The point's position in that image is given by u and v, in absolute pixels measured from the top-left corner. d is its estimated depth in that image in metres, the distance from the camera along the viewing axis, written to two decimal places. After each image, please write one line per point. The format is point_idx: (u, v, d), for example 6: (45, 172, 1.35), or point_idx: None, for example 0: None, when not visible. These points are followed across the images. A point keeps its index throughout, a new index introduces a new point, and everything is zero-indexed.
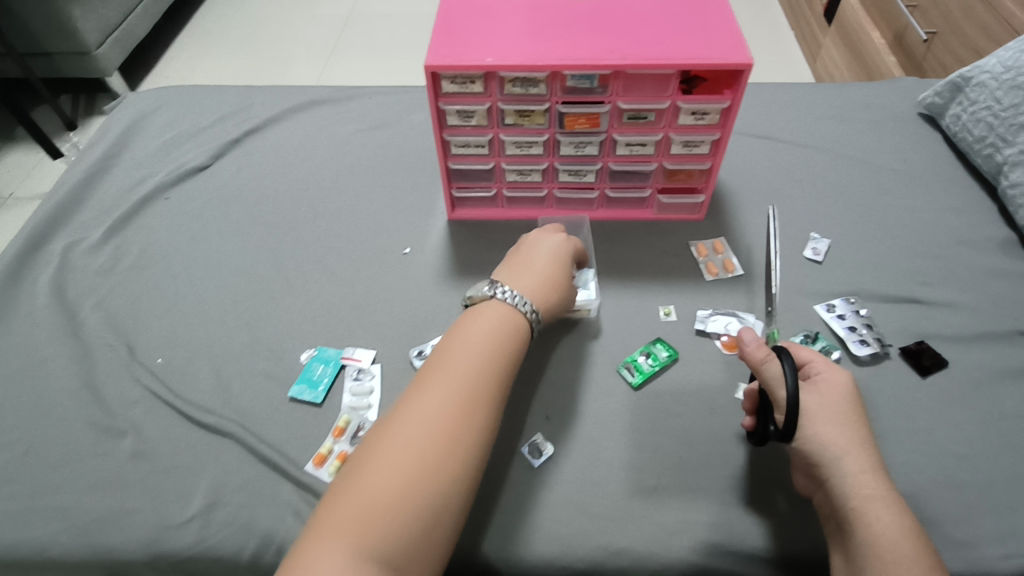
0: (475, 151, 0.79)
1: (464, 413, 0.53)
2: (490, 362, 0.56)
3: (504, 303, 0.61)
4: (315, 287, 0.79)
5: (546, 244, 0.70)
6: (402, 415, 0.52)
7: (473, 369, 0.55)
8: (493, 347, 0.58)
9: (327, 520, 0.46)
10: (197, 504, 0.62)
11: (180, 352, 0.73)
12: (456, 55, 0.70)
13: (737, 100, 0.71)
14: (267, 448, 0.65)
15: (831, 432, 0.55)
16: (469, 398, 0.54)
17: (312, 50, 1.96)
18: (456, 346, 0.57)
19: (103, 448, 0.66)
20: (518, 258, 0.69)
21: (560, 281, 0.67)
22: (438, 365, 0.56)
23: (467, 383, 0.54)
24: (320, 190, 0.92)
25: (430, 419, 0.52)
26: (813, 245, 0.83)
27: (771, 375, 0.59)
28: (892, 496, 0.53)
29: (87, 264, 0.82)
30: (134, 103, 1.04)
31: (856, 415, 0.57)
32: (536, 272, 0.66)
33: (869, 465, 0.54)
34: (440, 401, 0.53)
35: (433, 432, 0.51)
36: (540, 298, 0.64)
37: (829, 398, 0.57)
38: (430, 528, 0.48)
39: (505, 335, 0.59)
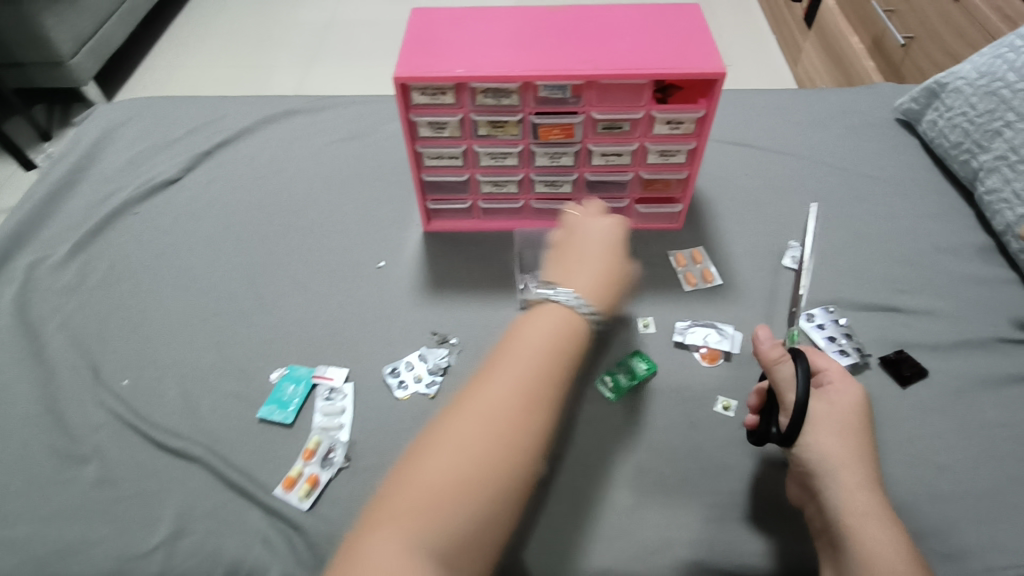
0: (449, 163, 0.78)
1: (539, 405, 0.47)
2: (569, 354, 0.51)
3: (563, 307, 0.53)
4: (287, 304, 0.78)
5: (600, 227, 0.62)
6: (473, 401, 0.47)
7: (551, 358, 0.50)
8: (574, 338, 0.52)
9: (386, 509, 0.42)
10: (162, 533, 0.60)
11: (147, 373, 0.71)
12: (425, 67, 0.68)
13: (712, 109, 0.71)
14: (236, 473, 0.63)
15: (835, 444, 0.55)
16: (545, 390, 0.48)
17: (292, 57, 1.94)
18: (534, 331, 0.52)
19: (66, 475, 0.64)
20: (570, 249, 0.61)
21: (618, 269, 0.59)
22: (513, 351, 0.50)
23: (544, 372, 0.49)
24: (294, 203, 0.90)
25: (504, 407, 0.47)
26: (793, 253, 0.82)
27: (783, 375, 0.59)
28: (886, 513, 0.51)
29: (52, 282, 0.80)
30: (103, 115, 1.02)
31: (863, 430, 0.56)
32: (592, 264, 0.58)
33: (867, 480, 0.53)
34: (515, 390, 0.48)
35: (502, 430, 0.45)
36: (603, 295, 0.56)
37: (838, 407, 0.57)
38: (491, 528, 0.43)
39: (584, 325, 0.53)
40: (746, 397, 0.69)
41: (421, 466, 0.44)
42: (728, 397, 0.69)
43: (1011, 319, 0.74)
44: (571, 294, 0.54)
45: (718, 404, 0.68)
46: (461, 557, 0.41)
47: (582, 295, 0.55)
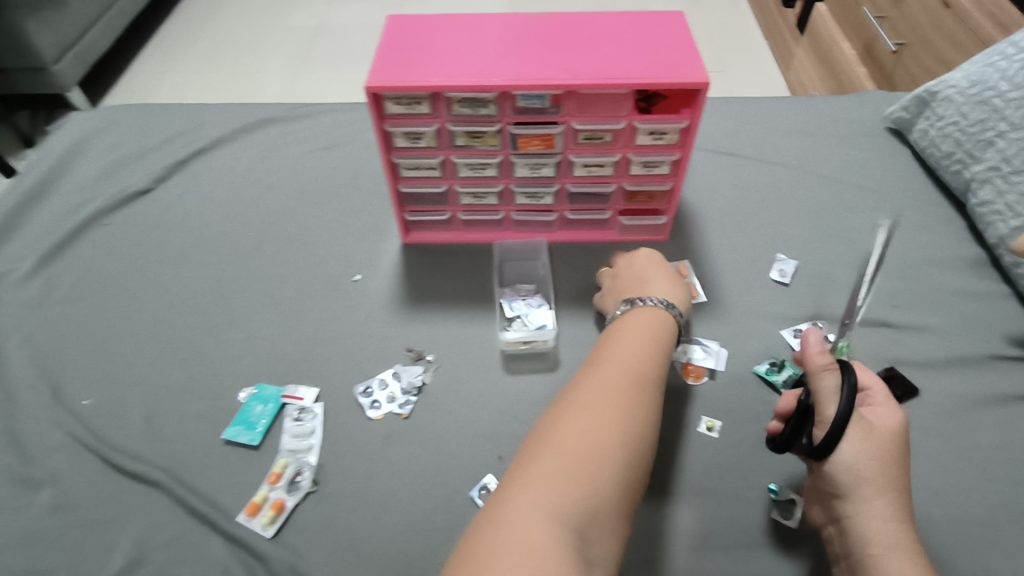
0: (426, 174, 0.75)
1: (645, 389, 0.53)
2: (660, 351, 0.57)
3: (657, 307, 0.62)
4: (258, 319, 0.75)
5: (640, 254, 0.71)
6: (586, 386, 0.52)
7: (648, 353, 0.56)
8: (661, 340, 0.59)
9: (528, 468, 0.45)
10: (117, 563, 0.57)
11: (110, 392, 0.69)
12: (399, 76, 0.66)
13: (695, 120, 0.69)
14: (198, 498, 0.60)
15: (870, 468, 0.50)
16: (646, 378, 0.54)
17: (281, 63, 1.92)
18: (626, 335, 0.58)
19: (20, 501, 0.61)
20: (625, 276, 0.70)
21: (672, 272, 0.69)
22: (612, 350, 0.56)
23: (648, 365, 0.55)
24: (269, 213, 0.87)
25: (615, 387, 0.52)
26: (780, 267, 0.80)
27: (825, 385, 0.54)
28: (913, 548, 0.48)
29: (15, 296, 0.77)
30: (76, 122, 0.99)
31: (901, 452, 0.52)
32: (664, 273, 0.68)
33: (899, 511, 0.50)
34: (623, 376, 0.53)
35: (618, 407, 0.50)
36: (683, 296, 0.66)
37: (880, 431, 0.52)
38: (621, 487, 0.46)
39: (667, 332, 0.60)
40: (731, 417, 0.67)
41: (552, 435, 0.47)
42: (712, 417, 0.67)
43: (1006, 335, 0.72)
44: (660, 297, 0.64)
45: (703, 424, 0.66)
46: (600, 510, 0.43)
47: (667, 297, 0.64)
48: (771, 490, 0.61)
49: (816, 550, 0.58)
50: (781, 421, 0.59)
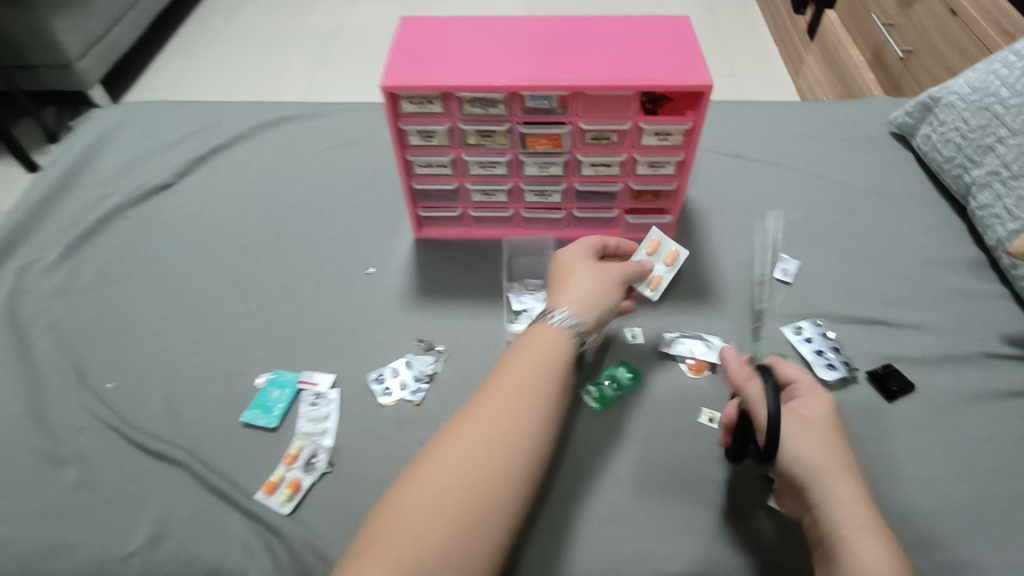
0: (438, 171, 0.78)
1: (525, 420, 0.52)
2: (552, 377, 0.56)
3: (558, 326, 0.60)
4: (276, 308, 0.78)
5: (575, 247, 0.70)
6: (466, 418, 0.52)
7: (536, 379, 0.55)
8: (554, 363, 0.57)
9: (380, 528, 0.45)
10: (140, 537, 0.60)
11: (133, 376, 0.72)
12: (413, 76, 0.69)
13: (699, 122, 0.71)
14: (218, 477, 0.63)
15: (815, 453, 0.54)
16: (529, 408, 0.53)
17: (297, 63, 1.96)
18: (521, 359, 0.57)
19: (47, 477, 0.64)
20: (556, 273, 0.68)
21: (600, 270, 0.67)
22: (502, 375, 0.55)
23: (523, 397, 0.53)
24: (287, 207, 0.90)
25: (490, 421, 0.51)
26: (783, 267, 0.82)
27: (750, 396, 0.58)
28: (875, 521, 0.50)
29: (42, 284, 0.80)
30: (99, 119, 1.03)
31: (837, 435, 0.56)
32: (585, 280, 0.65)
33: (856, 488, 0.52)
34: (503, 406, 0.52)
35: (477, 453, 0.49)
36: (597, 310, 0.63)
37: (814, 420, 0.56)
38: (471, 536, 0.46)
39: (564, 355, 0.58)
40: None
41: (410, 488, 0.47)
42: (713, 408, 0.69)
43: (1001, 335, 0.74)
44: (565, 315, 0.61)
45: (703, 416, 0.68)
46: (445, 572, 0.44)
47: (574, 315, 0.61)
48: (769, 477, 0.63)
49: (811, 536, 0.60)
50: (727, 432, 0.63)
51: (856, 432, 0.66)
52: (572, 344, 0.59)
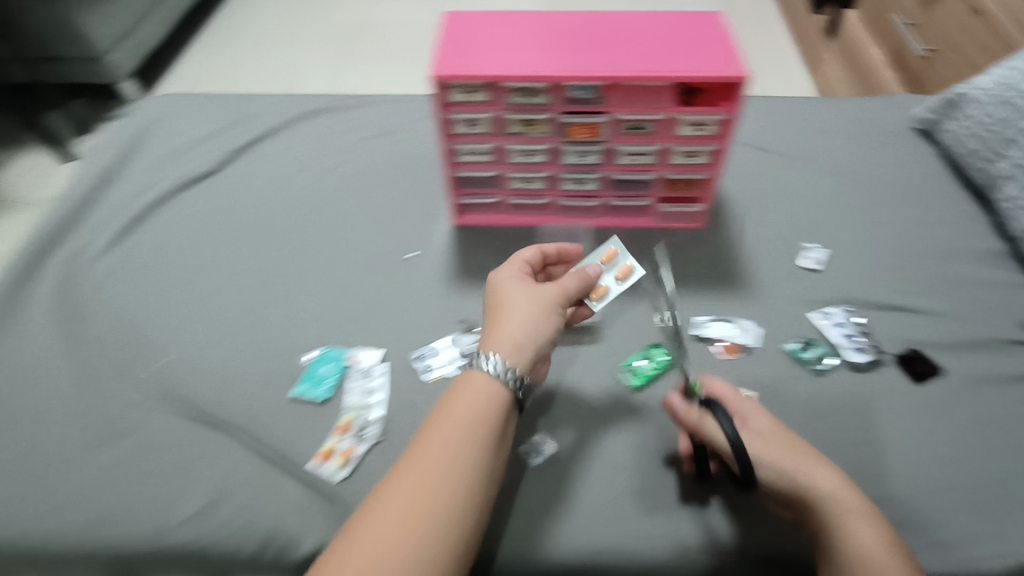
0: (481, 159, 0.81)
1: (454, 483, 0.49)
2: (483, 432, 0.52)
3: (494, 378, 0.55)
4: (322, 291, 0.81)
5: (508, 273, 0.65)
6: (388, 488, 0.48)
7: (463, 436, 0.51)
8: (484, 417, 0.53)
9: None
10: (203, 501, 0.63)
11: (188, 351, 0.75)
12: (463, 66, 0.72)
13: (734, 112, 0.73)
14: (273, 446, 0.66)
15: (787, 459, 0.56)
16: (457, 470, 0.49)
17: (322, 59, 1.99)
18: (448, 414, 0.53)
19: (113, 445, 0.67)
20: (491, 303, 0.63)
21: (540, 298, 0.62)
22: (428, 433, 0.51)
23: (461, 437, 0.51)
24: (328, 195, 0.93)
25: (416, 490, 0.48)
26: (810, 254, 0.84)
27: (708, 430, 0.59)
28: (860, 502, 0.54)
29: (98, 266, 0.84)
30: (142, 111, 1.06)
31: (791, 433, 0.59)
32: (522, 309, 0.61)
33: (833, 475, 0.55)
34: (443, 448, 0.50)
35: (415, 501, 0.47)
36: (535, 343, 0.59)
37: (766, 429, 0.58)
38: None
39: (501, 400, 0.55)
40: (761, 390, 0.72)
41: (348, 547, 0.45)
42: (748, 387, 0.72)
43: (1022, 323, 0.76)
44: (503, 355, 0.57)
45: None
46: None
47: (510, 353, 0.57)
48: None
49: None
50: (689, 461, 0.65)
51: (880, 413, 0.70)
52: (509, 392, 0.56)
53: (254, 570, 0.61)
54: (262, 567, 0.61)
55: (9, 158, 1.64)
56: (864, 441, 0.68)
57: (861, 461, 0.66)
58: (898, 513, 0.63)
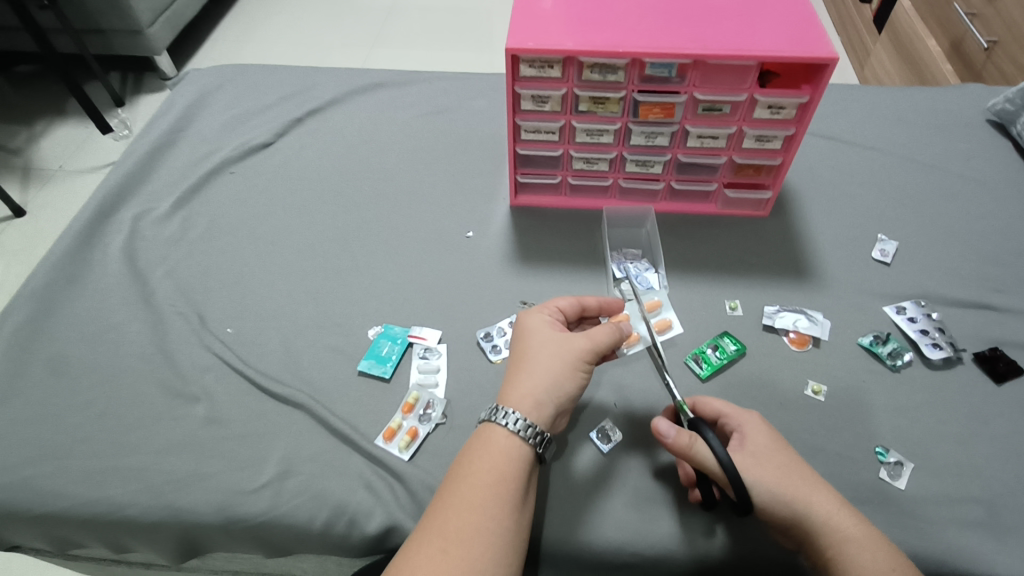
0: (545, 138, 0.78)
1: (480, 559, 0.46)
2: (504, 501, 0.49)
3: (516, 436, 0.53)
4: (380, 267, 0.80)
5: (540, 319, 0.61)
6: (408, 566, 0.45)
7: (486, 510, 0.48)
8: (507, 481, 0.51)
9: None
10: (270, 472, 0.63)
11: (250, 323, 0.74)
12: (537, 39, 0.68)
13: (817, 96, 0.69)
14: (338, 420, 0.66)
15: (782, 483, 0.53)
16: (487, 538, 0.47)
17: (352, 39, 1.97)
18: (464, 483, 0.50)
19: (178, 413, 0.67)
20: (518, 349, 0.60)
21: (567, 351, 0.58)
22: (447, 505, 0.49)
23: (486, 489, 0.50)
24: (383, 171, 0.92)
25: (443, 567, 0.45)
26: (881, 247, 0.81)
27: (699, 454, 0.55)
28: (862, 526, 0.52)
29: (157, 233, 0.83)
30: (197, 79, 1.05)
31: (789, 453, 0.56)
32: (544, 365, 0.57)
33: (830, 498, 0.53)
34: (471, 502, 0.49)
35: (449, 560, 0.45)
36: (555, 400, 0.56)
37: (764, 452, 0.56)
38: None
39: (522, 454, 0.53)
40: (837, 382, 0.69)
41: None
42: (819, 381, 0.70)
43: None
44: (521, 413, 0.54)
45: (810, 388, 0.69)
46: None
47: (529, 411, 0.54)
48: (879, 451, 0.64)
49: (919, 508, 0.61)
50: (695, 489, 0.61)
51: (961, 412, 0.67)
52: (531, 450, 0.53)
53: (321, 543, 0.61)
54: (330, 541, 0.61)
55: (50, 128, 1.64)
56: (945, 440, 0.65)
57: (943, 459, 0.64)
58: (984, 516, 0.60)
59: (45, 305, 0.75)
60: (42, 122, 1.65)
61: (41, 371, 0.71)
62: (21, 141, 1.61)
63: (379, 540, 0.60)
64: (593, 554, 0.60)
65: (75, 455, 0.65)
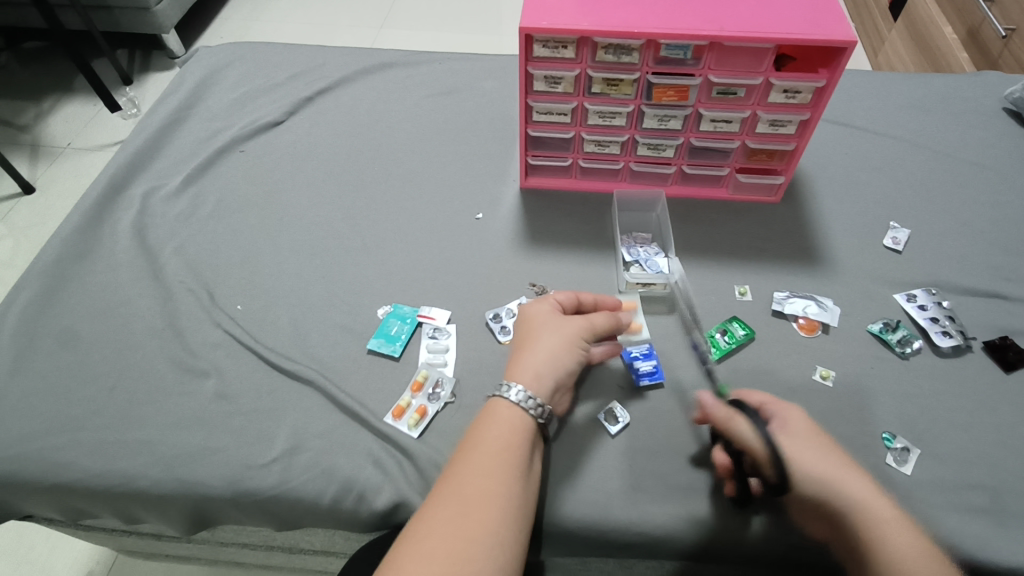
0: (557, 119, 0.78)
1: (495, 516, 0.47)
2: (513, 466, 0.50)
3: (517, 407, 0.54)
4: (389, 247, 0.80)
5: (545, 304, 0.63)
6: (424, 526, 0.46)
7: (498, 476, 0.49)
8: (514, 449, 0.52)
9: None
10: (280, 447, 0.63)
11: (259, 300, 0.75)
12: (551, 19, 0.68)
13: (834, 80, 0.68)
14: (347, 398, 0.66)
15: (817, 465, 0.53)
16: (500, 498, 0.48)
17: (359, 20, 1.94)
18: (473, 452, 0.51)
19: (188, 388, 0.68)
20: (523, 329, 0.61)
21: (571, 334, 0.60)
22: (458, 471, 0.49)
23: (496, 455, 0.50)
24: (393, 151, 0.91)
25: (459, 529, 0.45)
26: (893, 234, 0.81)
27: (742, 430, 0.56)
28: (898, 515, 0.50)
29: (167, 210, 0.83)
30: (207, 56, 1.04)
31: (827, 439, 0.55)
32: (547, 344, 0.59)
33: (868, 484, 0.52)
34: (482, 466, 0.49)
35: (464, 518, 0.46)
36: (555, 376, 0.57)
37: (801, 434, 0.55)
38: None
39: (527, 423, 0.54)
40: (845, 368, 0.70)
41: (403, 562, 0.44)
42: (827, 367, 0.70)
43: None
44: (523, 386, 0.55)
45: (818, 373, 0.69)
46: None
47: (532, 383, 0.56)
48: (886, 437, 0.64)
49: (924, 493, 0.61)
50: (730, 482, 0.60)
51: (969, 400, 0.67)
52: (535, 422, 0.55)
53: (330, 518, 0.62)
54: (339, 515, 0.61)
55: (58, 105, 1.64)
56: (952, 426, 0.65)
57: (949, 445, 0.64)
58: (990, 503, 0.60)
59: (57, 279, 0.76)
60: (50, 100, 1.65)
61: (53, 345, 0.71)
62: (29, 118, 1.60)
63: (388, 515, 0.61)
64: (600, 533, 0.60)
65: (87, 427, 0.65)
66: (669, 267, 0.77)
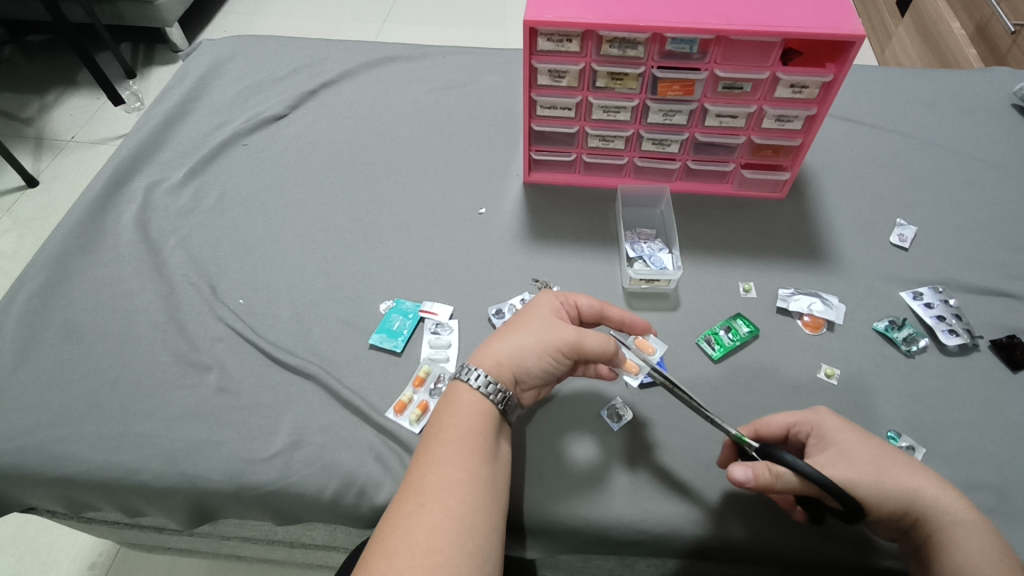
0: (561, 114, 0.77)
1: (460, 502, 0.47)
2: (474, 451, 0.51)
3: (475, 392, 0.54)
4: (391, 242, 0.80)
5: (552, 301, 0.60)
6: (392, 522, 0.46)
7: (458, 463, 0.49)
8: (474, 434, 0.52)
9: None
10: (281, 442, 0.63)
11: (261, 295, 0.75)
12: (557, 12, 0.67)
13: (842, 75, 0.68)
14: (349, 392, 0.66)
15: (886, 477, 0.51)
16: (463, 484, 0.48)
17: (362, 15, 1.94)
18: (433, 443, 0.51)
19: (190, 381, 0.68)
20: (520, 314, 0.60)
21: (550, 335, 0.56)
22: (419, 464, 0.50)
23: (456, 443, 0.51)
24: (396, 145, 0.91)
25: (424, 519, 0.46)
26: (900, 231, 0.80)
27: (791, 479, 0.50)
28: (964, 506, 0.51)
29: (170, 204, 0.83)
30: (210, 49, 1.04)
31: (871, 441, 0.54)
32: (521, 337, 0.56)
33: (932, 479, 0.52)
34: (442, 456, 0.50)
35: (429, 507, 0.46)
36: (513, 370, 0.55)
37: (849, 445, 0.53)
38: None
39: (486, 408, 0.54)
40: (849, 366, 0.69)
41: (377, 559, 0.44)
42: (832, 365, 0.69)
43: None
44: (482, 369, 0.55)
45: (823, 371, 0.68)
46: None
47: (489, 368, 0.55)
48: (891, 436, 0.64)
49: None
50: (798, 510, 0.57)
51: (973, 399, 0.67)
52: (496, 409, 0.54)
53: (331, 513, 0.62)
54: (340, 510, 0.61)
55: (62, 99, 1.64)
56: (957, 425, 0.65)
57: (954, 444, 0.64)
58: (996, 501, 0.60)
59: (59, 273, 0.76)
60: (54, 93, 1.65)
61: (55, 338, 0.71)
62: (33, 112, 1.60)
63: None
64: (601, 529, 0.60)
65: (89, 420, 0.65)
66: (674, 261, 0.77)
